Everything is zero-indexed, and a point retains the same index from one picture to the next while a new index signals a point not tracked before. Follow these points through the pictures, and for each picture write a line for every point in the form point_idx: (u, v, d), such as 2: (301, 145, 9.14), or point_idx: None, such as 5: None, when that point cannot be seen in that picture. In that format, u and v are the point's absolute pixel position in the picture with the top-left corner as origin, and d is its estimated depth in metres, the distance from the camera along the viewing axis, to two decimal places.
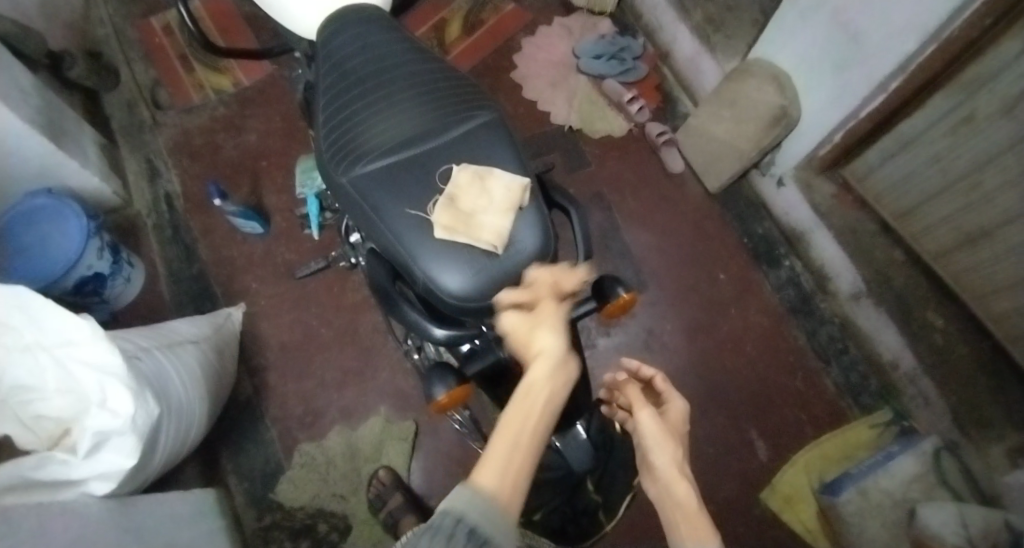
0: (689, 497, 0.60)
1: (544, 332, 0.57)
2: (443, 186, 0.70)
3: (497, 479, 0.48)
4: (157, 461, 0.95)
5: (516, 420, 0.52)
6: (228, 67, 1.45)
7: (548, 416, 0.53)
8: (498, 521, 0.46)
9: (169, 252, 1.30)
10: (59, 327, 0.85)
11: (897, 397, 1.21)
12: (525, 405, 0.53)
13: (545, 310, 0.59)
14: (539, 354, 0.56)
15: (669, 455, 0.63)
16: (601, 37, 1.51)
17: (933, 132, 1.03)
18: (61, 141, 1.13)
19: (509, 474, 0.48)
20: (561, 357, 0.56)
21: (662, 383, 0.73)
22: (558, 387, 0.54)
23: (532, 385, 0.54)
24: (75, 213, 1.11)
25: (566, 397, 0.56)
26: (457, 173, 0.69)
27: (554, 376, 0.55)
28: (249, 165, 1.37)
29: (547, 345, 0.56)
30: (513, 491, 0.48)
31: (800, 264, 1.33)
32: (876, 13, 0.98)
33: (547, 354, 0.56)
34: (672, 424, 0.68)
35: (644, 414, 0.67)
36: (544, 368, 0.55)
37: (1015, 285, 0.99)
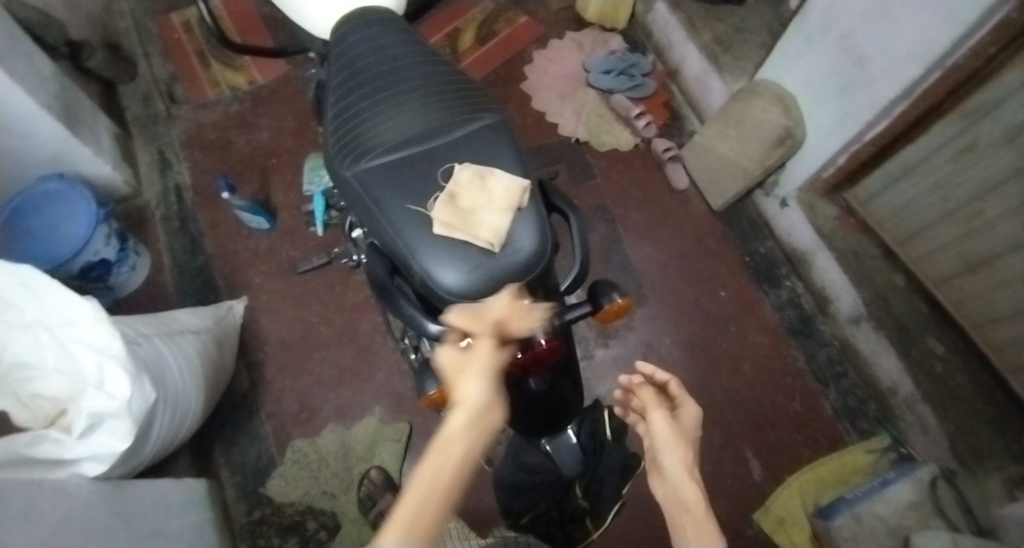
0: (696, 499, 0.62)
1: (469, 378, 0.56)
2: (444, 183, 0.70)
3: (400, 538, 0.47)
4: (149, 447, 0.95)
5: (426, 475, 0.50)
6: (243, 65, 1.48)
7: (463, 466, 0.51)
8: None
9: (175, 243, 1.31)
10: (62, 307, 0.86)
11: (896, 424, 1.21)
12: (438, 459, 0.51)
13: (480, 350, 0.58)
14: (457, 404, 0.55)
15: (679, 463, 0.65)
16: (611, 53, 1.53)
17: (935, 159, 1.05)
18: (75, 128, 1.15)
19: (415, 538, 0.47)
20: (480, 403, 0.55)
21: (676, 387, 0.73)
22: (475, 436, 0.53)
23: (451, 436, 0.52)
24: (85, 199, 1.12)
25: (488, 444, 0.54)
26: (458, 172, 0.70)
27: (472, 428, 0.53)
28: (259, 162, 1.39)
29: (469, 392, 0.55)
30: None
31: (801, 285, 1.34)
32: (883, 40, 1.00)
33: (468, 400, 0.55)
34: (684, 429, 0.69)
35: (656, 419, 0.69)
36: (461, 419, 0.54)
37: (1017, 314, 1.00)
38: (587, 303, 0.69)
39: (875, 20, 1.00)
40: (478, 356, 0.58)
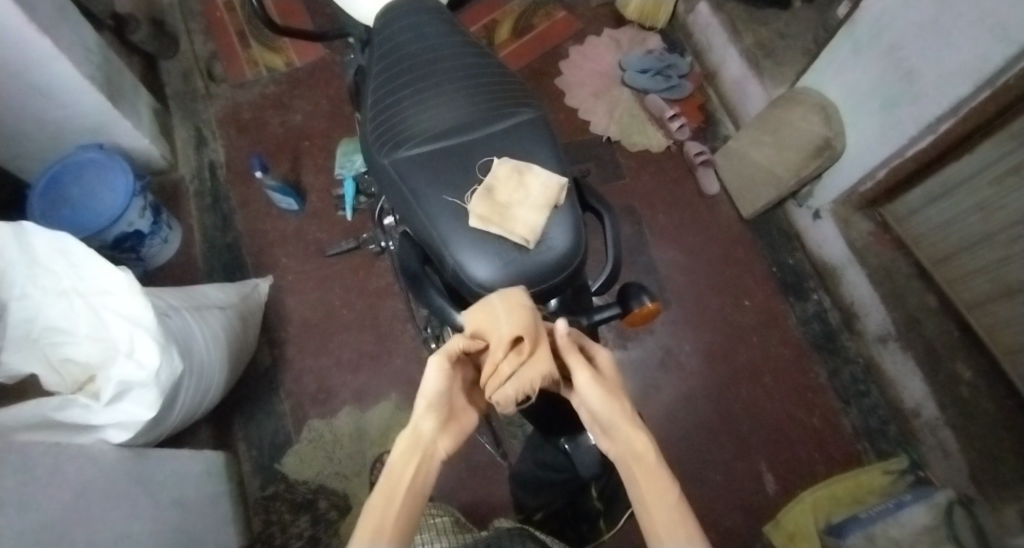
0: (644, 441, 0.54)
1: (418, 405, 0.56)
2: (482, 177, 0.71)
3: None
4: (173, 419, 0.98)
5: (375, 510, 0.51)
6: (282, 47, 1.49)
7: (413, 494, 0.52)
8: None
9: (206, 219, 1.34)
10: (98, 276, 0.89)
11: (914, 446, 1.18)
12: (384, 490, 0.52)
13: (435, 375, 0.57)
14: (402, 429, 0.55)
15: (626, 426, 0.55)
16: (649, 52, 1.51)
17: (978, 181, 1.03)
18: (117, 101, 1.17)
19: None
20: (426, 430, 0.55)
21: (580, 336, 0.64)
22: (422, 463, 0.54)
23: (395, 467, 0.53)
24: (123, 170, 1.15)
25: (436, 473, 0.55)
26: (497, 166, 0.70)
27: (411, 455, 0.54)
28: (292, 144, 1.40)
29: (418, 418, 0.56)
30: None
31: (829, 299, 1.32)
32: (934, 55, 0.99)
33: (414, 426, 0.55)
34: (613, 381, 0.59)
35: (585, 380, 0.57)
36: (401, 447, 0.54)
37: None
38: (617, 306, 0.72)
39: (925, 35, 0.99)
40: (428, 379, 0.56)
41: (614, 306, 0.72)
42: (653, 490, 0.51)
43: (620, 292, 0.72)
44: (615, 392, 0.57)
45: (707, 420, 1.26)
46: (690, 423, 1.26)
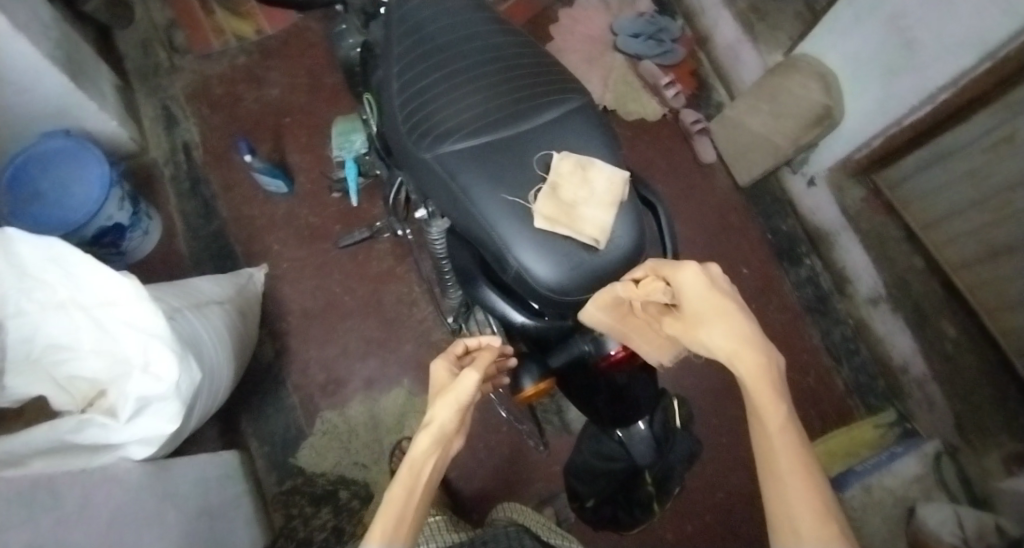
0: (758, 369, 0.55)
1: (440, 404, 0.61)
2: (544, 173, 0.68)
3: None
4: (194, 419, 0.93)
5: (398, 497, 0.55)
6: (250, 12, 1.37)
7: (430, 489, 0.57)
8: None
9: (187, 206, 1.25)
10: (99, 286, 0.81)
11: (903, 400, 1.28)
12: (410, 478, 0.56)
13: (463, 382, 0.62)
14: (432, 426, 0.60)
15: (765, 419, 0.53)
16: (640, 14, 1.48)
17: (973, 148, 1.06)
18: (79, 81, 1.05)
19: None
20: (445, 433, 0.60)
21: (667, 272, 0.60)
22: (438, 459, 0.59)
23: (419, 461, 0.58)
24: (96, 158, 1.04)
25: (443, 468, 0.60)
26: (559, 161, 0.67)
27: (434, 451, 0.59)
28: (273, 121, 1.31)
29: (439, 418, 0.60)
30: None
31: (820, 265, 1.38)
32: (938, 27, 0.99)
33: (435, 424, 0.60)
34: (733, 334, 0.57)
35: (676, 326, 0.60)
36: (426, 441, 0.59)
37: None
38: None
39: (930, 4, 0.98)
40: (461, 387, 0.62)
41: None
42: (800, 504, 0.49)
43: None
44: (754, 345, 0.56)
45: None
46: None
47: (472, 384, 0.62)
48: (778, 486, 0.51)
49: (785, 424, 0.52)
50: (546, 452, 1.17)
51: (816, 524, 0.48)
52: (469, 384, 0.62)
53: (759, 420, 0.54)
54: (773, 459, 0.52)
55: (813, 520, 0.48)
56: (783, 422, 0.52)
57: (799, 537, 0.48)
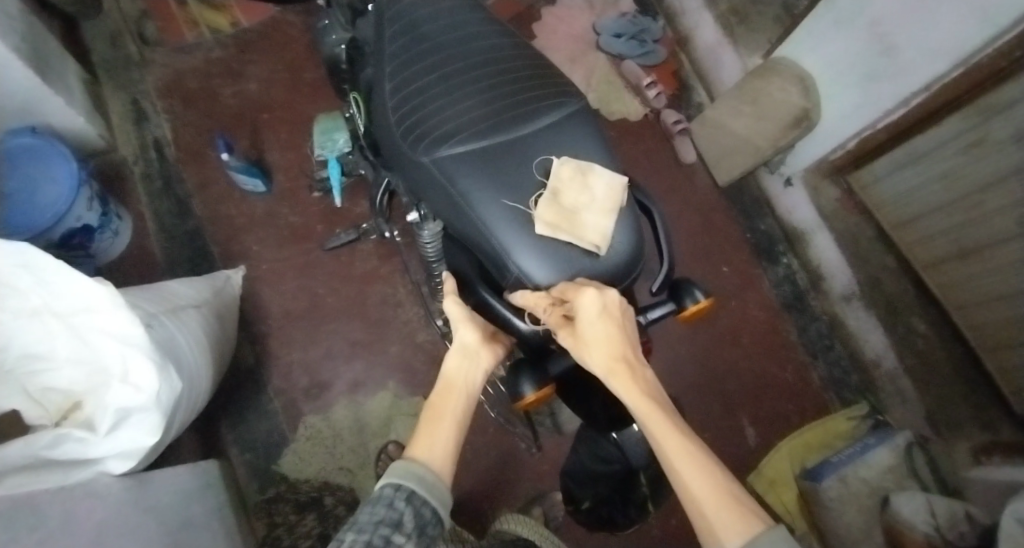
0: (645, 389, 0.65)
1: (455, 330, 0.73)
2: (544, 179, 0.68)
3: (428, 453, 0.65)
4: (176, 425, 0.89)
5: (438, 405, 0.70)
6: (225, 4, 1.32)
7: (466, 393, 0.71)
8: (430, 479, 0.63)
9: (160, 205, 1.21)
10: (73, 293, 0.76)
11: (875, 393, 1.32)
12: (443, 393, 0.71)
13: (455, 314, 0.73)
14: (453, 347, 0.73)
15: (657, 430, 0.62)
16: (623, 14, 1.49)
17: (943, 151, 1.07)
18: (47, 75, 1.00)
19: (438, 448, 0.66)
20: (466, 348, 0.72)
21: (573, 300, 0.62)
22: (466, 368, 0.72)
23: (451, 381, 0.72)
24: (64, 156, 0.99)
25: (480, 375, 0.73)
26: (559, 167, 0.67)
27: (461, 362, 0.72)
28: (250, 116, 1.27)
29: (459, 339, 0.72)
30: (445, 460, 0.66)
31: (797, 263, 1.42)
32: (914, 32, 1.02)
33: (457, 344, 0.72)
34: (615, 356, 0.64)
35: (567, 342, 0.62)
36: (454, 357, 0.72)
37: (994, 300, 1.06)
38: (671, 302, 0.71)
39: (907, 11, 1.01)
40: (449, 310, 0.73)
41: (667, 304, 0.72)
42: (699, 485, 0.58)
43: (672, 287, 0.72)
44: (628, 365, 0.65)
45: (694, 382, 1.37)
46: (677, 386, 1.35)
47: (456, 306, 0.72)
48: (685, 487, 0.59)
49: (676, 429, 0.62)
50: (537, 453, 1.17)
51: (717, 504, 0.57)
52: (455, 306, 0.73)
53: (653, 431, 0.62)
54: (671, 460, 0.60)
55: (716, 503, 0.57)
56: (671, 427, 0.62)
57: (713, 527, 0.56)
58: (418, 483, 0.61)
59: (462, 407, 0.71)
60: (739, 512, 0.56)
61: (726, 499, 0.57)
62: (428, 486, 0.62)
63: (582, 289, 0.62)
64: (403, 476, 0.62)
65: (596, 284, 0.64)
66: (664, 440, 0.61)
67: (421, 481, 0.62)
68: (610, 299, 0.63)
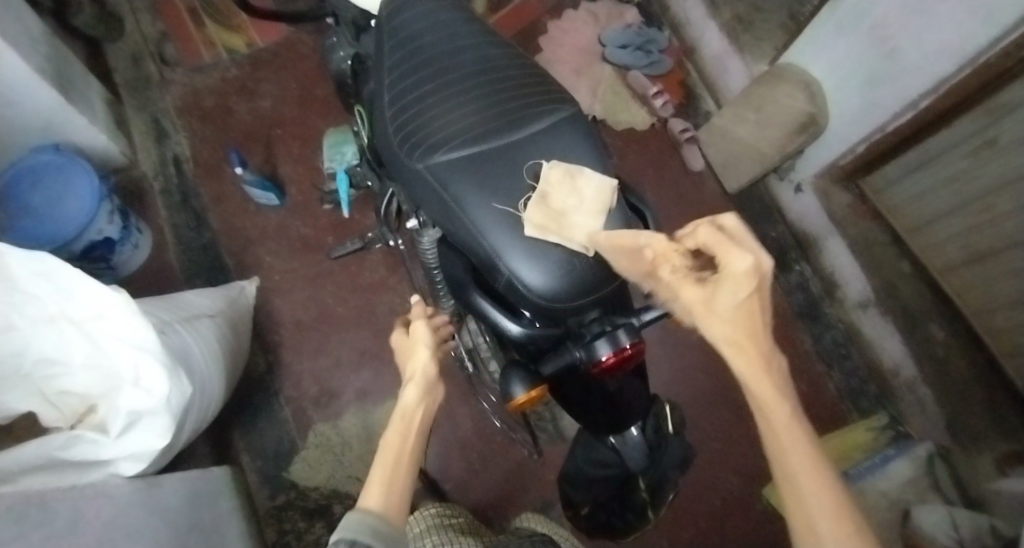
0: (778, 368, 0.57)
1: (416, 357, 0.70)
2: (534, 182, 0.70)
3: (382, 501, 0.59)
4: (185, 431, 0.92)
5: (393, 445, 0.64)
6: (241, 26, 1.38)
7: (422, 431, 0.67)
8: (385, 529, 0.57)
9: (177, 218, 1.25)
10: (89, 301, 0.81)
11: (894, 403, 1.29)
12: (401, 428, 0.66)
13: (419, 333, 0.71)
14: (411, 379, 0.69)
15: (771, 417, 0.55)
16: (628, 26, 1.51)
17: (955, 153, 1.09)
18: (70, 94, 1.04)
19: (395, 493, 0.60)
20: (425, 380, 0.69)
21: (716, 247, 0.55)
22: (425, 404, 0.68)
23: (408, 413, 0.67)
24: (86, 172, 1.04)
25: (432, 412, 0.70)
26: (548, 170, 0.69)
27: (421, 397, 0.68)
28: (264, 132, 1.31)
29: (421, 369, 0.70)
30: (399, 507, 0.60)
31: (810, 270, 1.39)
32: (918, 34, 1.01)
33: (418, 376, 0.69)
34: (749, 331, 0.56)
35: (695, 299, 0.57)
36: (414, 391, 0.68)
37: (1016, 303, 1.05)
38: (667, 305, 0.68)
39: (910, 13, 1.00)
40: (417, 332, 0.71)
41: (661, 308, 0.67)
42: (805, 478, 0.53)
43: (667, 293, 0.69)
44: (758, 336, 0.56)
45: None
46: (689, 397, 1.29)
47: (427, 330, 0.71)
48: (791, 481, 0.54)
49: (794, 421, 0.55)
50: (540, 461, 1.19)
51: (828, 516, 0.52)
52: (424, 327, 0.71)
53: (765, 415, 0.56)
54: (781, 451, 0.55)
55: (826, 514, 0.52)
56: (789, 419, 0.55)
57: (819, 539, 0.52)
58: (373, 536, 0.55)
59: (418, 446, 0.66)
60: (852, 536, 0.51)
61: (833, 505, 0.52)
62: (384, 539, 0.56)
63: (729, 248, 0.55)
64: (357, 528, 0.55)
65: (736, 243, 0.55)
66: (782, 436, 0.55)
67: (377, 533, 0.56)
68: (741, 268, 0.54)
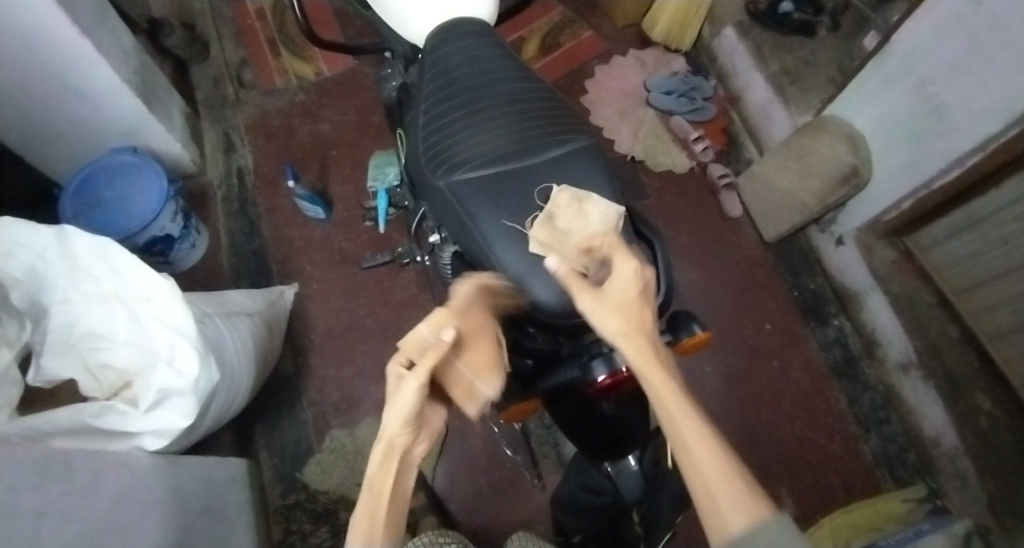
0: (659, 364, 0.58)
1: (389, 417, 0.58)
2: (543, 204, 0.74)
3: None
4: (207, 422, 0.98)
5: (362, 523, 0.57)
6: (312, 56, 1.51)
7: (395, 505, 0.59)
8: None
9: (233, 224, 1.35)
10: (140, 283, 0.89)
11: (933, 475, 1.19)
12: (370, 506, 0.58)
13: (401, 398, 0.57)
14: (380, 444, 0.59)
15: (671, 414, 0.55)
16: (674, 74, 1.55)
17: (999, 218, 1.05)
18: (152, 104, 1.17)
19: None
20: (397, 446, 0.59)
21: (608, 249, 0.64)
22: (396, 470, 0.59)
23: (377, 486, 0.59)
24: (156, 173, 1.14)
25: (408, 478, 0.62)
26: (557, 194, 0.72)
27: (390, 463, 0.59)
28: (321, 152, 1.41)
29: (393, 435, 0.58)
30: None
31: (849, 325, 1.34)
32: (966, 90, 0.99)
33: (388, 438, 0.58)
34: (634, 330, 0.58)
35: (586, 301, 0.59)
36: (379, 454, 0.59)
37: None
38: (669, 334, 0.76)
39: (957, 69, 1.00)
40: (400, 399, 0.57)
41: (665, 334, 0.76)
42: (699, 450, 0.54)
43: (672, 321, 0.77)
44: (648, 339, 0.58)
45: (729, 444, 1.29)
46: None
47: (411, 399, 0.57)
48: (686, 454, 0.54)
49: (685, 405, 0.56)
50: (541, 487, 1.17)
51: (721, 484, 0.52)
52: (411, 394, 0.57)
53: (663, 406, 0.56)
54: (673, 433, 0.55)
55: (719, 482, 0.52)
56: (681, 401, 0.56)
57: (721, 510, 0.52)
58: None
59: (390, 523, 0.58)
60: (740, 488, 0.52)
61: (725, 473, 0.53)
62: None
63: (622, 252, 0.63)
64: None
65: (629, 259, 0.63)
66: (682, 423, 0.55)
67: None
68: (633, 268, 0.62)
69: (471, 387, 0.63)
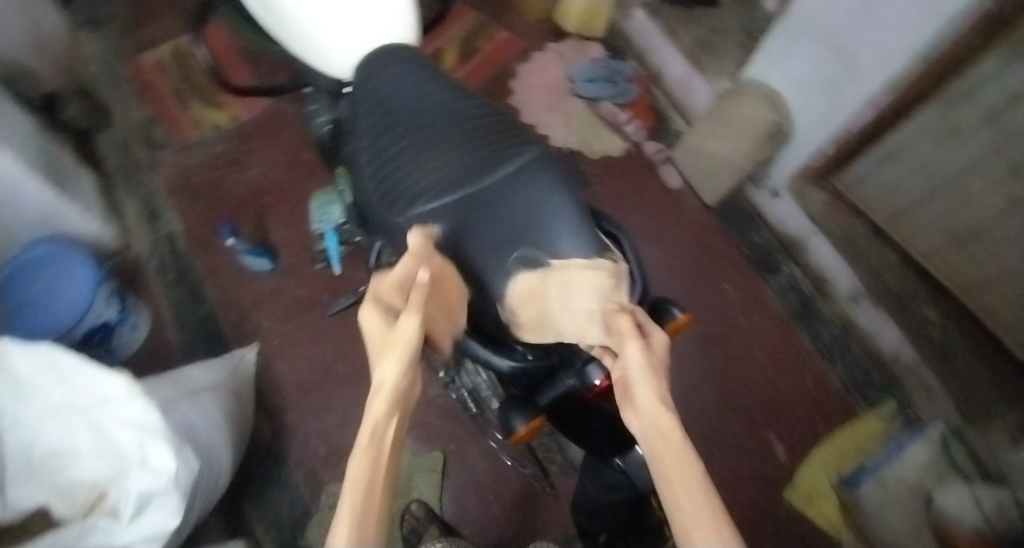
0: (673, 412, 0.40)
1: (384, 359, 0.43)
2: (509, 219, 0.71)
3: None
4: (193, 512, 0.93)
5: (361, 480, 0.36)
6: (224, 103, 1.43)
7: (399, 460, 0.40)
8: None
9: (173, 295, 1.27)
10: (90, 385, 0.81)
11: (900, 389, 1.29)
12: (367, 458, 0.37)
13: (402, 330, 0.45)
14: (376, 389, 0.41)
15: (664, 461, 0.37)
16: (594, 61, 1.56)
17: (921, 141, 1.13)
18: (62, 187, 1.08)
19: None
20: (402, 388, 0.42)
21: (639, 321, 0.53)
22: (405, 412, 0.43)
23: (376, 428, 0.39)
24: (80, 259, 1.06)
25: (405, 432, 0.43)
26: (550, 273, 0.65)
27: (394, 412, 0.41)
28: (254, 201, 1.35)
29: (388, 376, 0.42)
30: None
31: (799, 270, 1.42)
32: (871, 35, 1.03)
33: (387, 384, 0.42)
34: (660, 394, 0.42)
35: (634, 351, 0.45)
36: (381, 406, 0.40)
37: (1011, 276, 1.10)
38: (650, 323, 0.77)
39: (861, 18, 1.03)
40: (400, 335, 0.45)
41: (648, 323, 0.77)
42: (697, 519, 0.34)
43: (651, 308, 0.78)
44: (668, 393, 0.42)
45: (715, 406, 1.31)
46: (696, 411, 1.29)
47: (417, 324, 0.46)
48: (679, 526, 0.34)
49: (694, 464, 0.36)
50: (554, 494, 1.18)
51: None
52: (413, 328, 0.46)
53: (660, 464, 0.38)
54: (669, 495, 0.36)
55: None
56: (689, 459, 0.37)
57: None
58: None
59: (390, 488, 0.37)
60: None
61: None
62: None
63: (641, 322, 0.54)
64: None
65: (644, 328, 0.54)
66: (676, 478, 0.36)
67: None
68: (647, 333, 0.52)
69: (444, 332, 0.62)
